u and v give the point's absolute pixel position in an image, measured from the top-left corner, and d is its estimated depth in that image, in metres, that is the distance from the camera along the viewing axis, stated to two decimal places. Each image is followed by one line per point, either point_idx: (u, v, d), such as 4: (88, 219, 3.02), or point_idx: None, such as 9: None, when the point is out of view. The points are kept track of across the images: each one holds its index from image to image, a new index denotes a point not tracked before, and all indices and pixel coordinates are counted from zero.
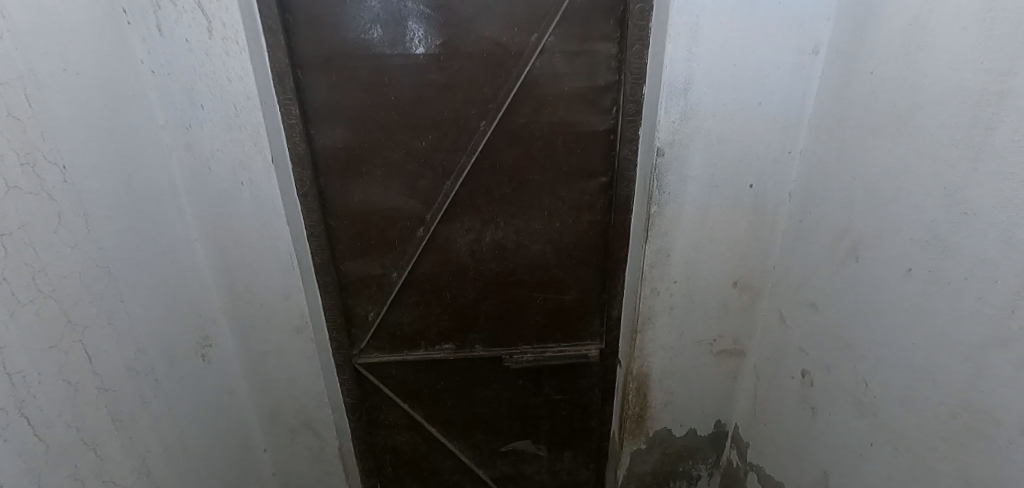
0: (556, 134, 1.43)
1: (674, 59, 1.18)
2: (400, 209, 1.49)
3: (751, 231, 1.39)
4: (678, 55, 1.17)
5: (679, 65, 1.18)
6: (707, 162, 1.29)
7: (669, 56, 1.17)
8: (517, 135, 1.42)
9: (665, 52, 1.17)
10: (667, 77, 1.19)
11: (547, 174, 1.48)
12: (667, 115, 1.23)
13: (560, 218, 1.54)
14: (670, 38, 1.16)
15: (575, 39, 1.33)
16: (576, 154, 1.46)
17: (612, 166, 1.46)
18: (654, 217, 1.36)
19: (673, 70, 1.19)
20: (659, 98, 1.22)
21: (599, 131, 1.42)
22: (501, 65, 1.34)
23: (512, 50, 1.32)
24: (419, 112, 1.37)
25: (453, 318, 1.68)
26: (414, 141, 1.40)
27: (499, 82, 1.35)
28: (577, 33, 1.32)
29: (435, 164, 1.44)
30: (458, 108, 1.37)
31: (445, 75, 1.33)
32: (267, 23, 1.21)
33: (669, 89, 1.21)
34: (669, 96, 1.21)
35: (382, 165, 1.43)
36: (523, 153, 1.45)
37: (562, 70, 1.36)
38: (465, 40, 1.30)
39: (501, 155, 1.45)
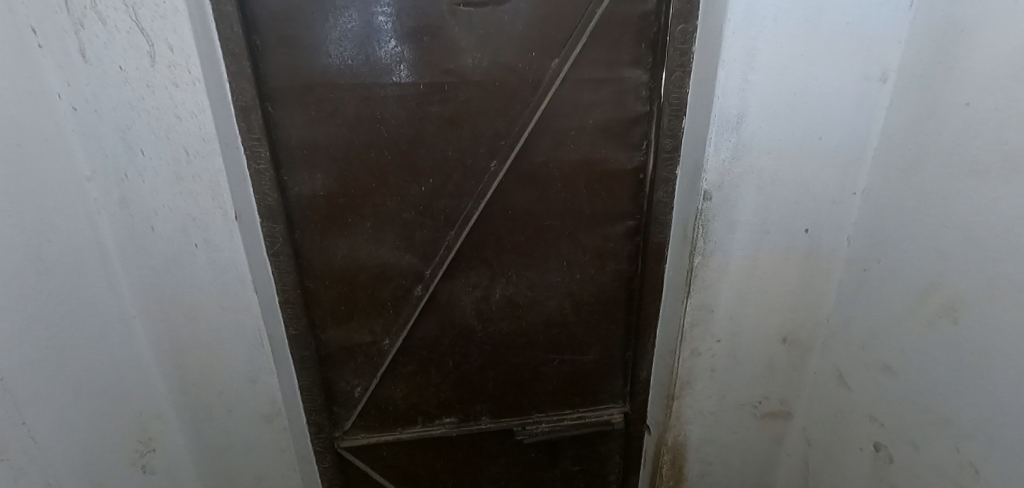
0: (578, 174, 1.23)
1: (727, 90, 1.00)
2: (394, 265, 1.25)
3: (804, 280, 1.22)
4: (731, 85, 1.00)
5: (733, 95, 1.01)
6: (759, 205, 1.12)
7: (721, 85, 1.00)
8: (534, 176, 1.21)
9: (716, 81, 1.00)
10: (717, 109, 1.02)
11: (567, 220, 1.28)
12: (717, 153, 1.06)
13: (581, 269, 1.34)
14: (723, 64, 0.98)
15: (602, 65, 1.14)
16: (601, 196, 1.26)
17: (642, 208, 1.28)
18: (697, 269, 1.17)
19: (725, 101, 1.01)
20: (707, 134, 1.05)
21: (627, 169, 1.24)
22: (516, 96, 1.13)
23: (530, 78, 1.12)
24: (419, 152, 1.14)
25: (455, 388, 1.43)
26: (412, 186, 1.17)
27: (514, 115, 1.14)
28: (604, 59, 1.14)
29: (437, 213, 1.21)
30: (465, 147, 1.16)
31: (451, 109, 1.11)
32: (228, 46, 0.96)
33: (720, 123, 1.03)
34: (719, 131, 1.04)
35: (374, 215, 1.19)
36: (540, 196, 1.24)
37: (587, 100, 1.16)
38: (475, 67, 1.09)
39: (515, 200, 1.23)
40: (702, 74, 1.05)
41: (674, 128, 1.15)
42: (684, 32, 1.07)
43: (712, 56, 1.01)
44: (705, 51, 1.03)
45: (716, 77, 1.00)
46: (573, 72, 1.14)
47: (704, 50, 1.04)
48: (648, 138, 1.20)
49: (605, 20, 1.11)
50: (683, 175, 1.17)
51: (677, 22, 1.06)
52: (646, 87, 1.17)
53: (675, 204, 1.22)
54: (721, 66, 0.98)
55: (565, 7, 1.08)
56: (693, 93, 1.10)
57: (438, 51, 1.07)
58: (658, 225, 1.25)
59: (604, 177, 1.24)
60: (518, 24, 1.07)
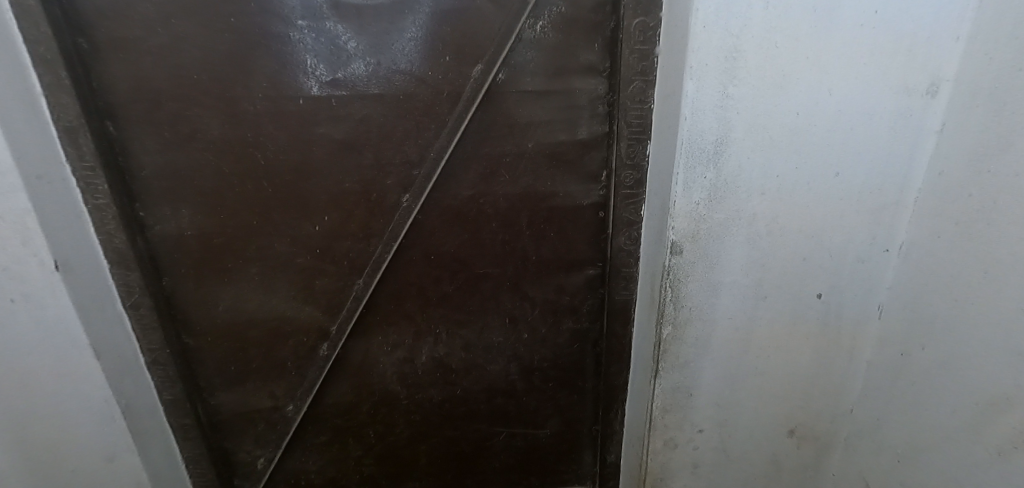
0: (517, 212, 0.96)
1: (698, 107, 0.71)
2: (292, 319, 1.01)
3: (818, 360, 0.90)
4: (705, 100, 0.71)
5: (708, 114, 0.71)
6: (749, 263, 0.82)
7: (690, 101, 0.71)
8: (461, 214, 0.95)
9: (682, 94, 0.71)
10: (685, 134, 0.73)
11: (508, 268, 1.01)
12: (688, 193, 0.77)
13: (529, 328, 1.07)
14: (691, 70, 0.69)
15: (542, 73, 0.87)
16: (550, 239, 0.99)
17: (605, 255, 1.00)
18: (667, 342, 0.88)
19: (697, 123, 0.72)
20: (673, 166, 0.76)
21: (582, 206, 0.96)
22: (429, 113, 0.87)
23: (445, 90, 0.86)
24: (308, 184, 0.90)
25: (381, 462, 1.18)
26: (304, 225, 0.94)
27: (428, 138, 0.89)
28: (545, 64, 0.87)
29: (340, 257, 0.97)
30: (368, 177, 0.91)
31: (344, 130, 0.87)
32: (37, 49, 0.74)
33: (692, 153, 0.74)
34: (690, 164, 0.75)
35: (260, 259, 0.96)
36: (470, 239, 0.98)
37: (525, 118, 0.90)
38: (373, 76, 0.85)
39: (438, 242, 0.98)
40: (667, 85, 0.76)
41: (636, 155, 0.86)
42: (642, 28, 0.78)
43: (677, 60, 0.72)
44: (670, 52, 0.74)
45: (682, 88, 0.71)
46: (502, 82, 0.87)
47: (669, 52, 0.74)
48: (608, 168, 0.92)
49: (543, 14, 0.84)
50: (649, 218, 0.87)
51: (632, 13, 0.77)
52: (603, 100, 0.89)
53: (642, 255, 0.92)
54: (688, 73, 0.69)
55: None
56: (657, 110, 0.81)
57: (324, 57, 0.83)
58: (620, 279, 0.96)
59: (552, 215, 0.97)
60: (425, 20, 0.82)
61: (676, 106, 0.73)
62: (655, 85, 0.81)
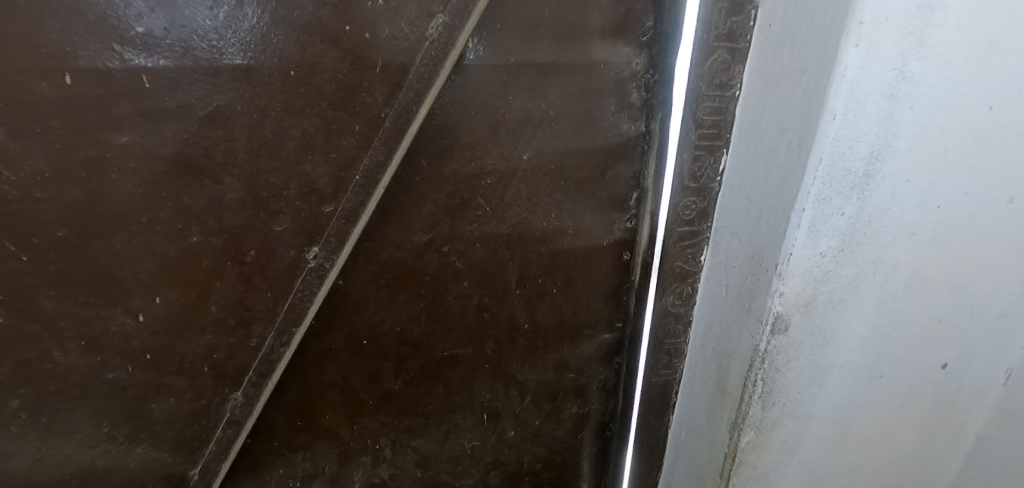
0: (500, 264, 0.60)
1: (857, 97, 0.39)
2: (112, 470, 0.57)
3: (922, 443, 0.66)
4: (870, 84, 0.38)
5: (869, 109, 0.39)
6: (873, 335, 0.53)
7: (845, 86, 0.38)
8: (411, 274, 0.58)
9: (832, 73, 0.38)
10: (827, 144, 0.40)
11: (485, 345, 0.65)
12: (813, 240, 0.45)
13: (515, 422, 0.73)
14: (862, 28, 0.36)
15: (549, 35, 0.51)
16: (550, 296, 0.65)
17: (627, 311, 0.68)
18: (744, 454, 0.58)
19: (851, 125, 0.40)
20: (795, 197, 0.43)
21: (598, 247, 0.63)
22: (349, 103, 0.47)
23: (379, 60, 0.46)
24: (110, 242, 0.46)
25: None
26: (111, 317, 0.49)
27: (350, 150, 0.49)
28: (554, 19, 0.50)
29: (194, 363, 0.54)
30: (239, 222, 0.49)
31: (177, 136, 0.43)
32: None
33: (831, 177, 0.42)
34: (826, 195, 0.43)
35: (20, 387, 0.49)
36: (427, 309, 0.60)
37: (518, 112, 0.53)
38: (231, 28, 0.41)
39: (374, 319, 0.59)
40: (781, 57, 0.44)
41: (704, 173, 0.53)
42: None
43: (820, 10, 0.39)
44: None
45: (833, 60, 0.37)
46: (482, 49, 0.49)
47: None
48: (646, 189, 0.59)
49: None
50: (716, 268, 0.57)
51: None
52: (639, 82, 0.55)
53: (698, 318, 0.61)
54: (849, 35, 0.36)
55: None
56: (747, 102, 0.49)
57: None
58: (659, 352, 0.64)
59: (554, 264, 0.62)
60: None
61: (811, 95, 0.40)
62: (748, 58, 0.48)
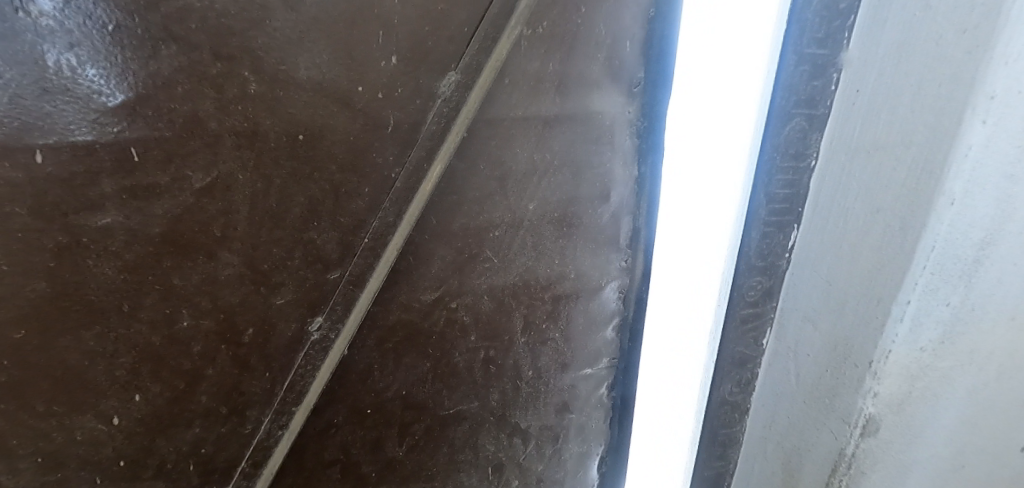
0: (505, 312, 0.59)
1: (977, 179, 0.37)
2: None
3: None
4: (989, 164, 0.36)
5: (985, 194, 0.37)
6: (962, 423, 0.50)
7: (967, 161, 0.36)
8: (417, 336, 0.55)
9: (951, 151, 0.36)
10: (942, 229, 0.38)
11: (490, 397, 0.63)
12: (914, 337, 0.43)
13: (519, 471, 0.71)
14: (992, 103, 0.34)
15: (551, 88, 0.50)
16: (553, 341, 0.64)
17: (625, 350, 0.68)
18: None
19: (971, 207, 0.38)
20: (896, 289, 0.42)
21: (597, 289, 0.63)
22: (359, 166, 0.44)
23: (390, 120, 0.44)
24: (80, 338, 0.39)
25: None
26: (77, 423, 0.41)
27: (357, 212, 0.46)
28: (554, 72, 0.50)
29: (176, 462, 0.47)
30: (236, 300, 0.43)
31: (168, 213, 0.38)
32: None
33: (946, 264, 0.40)
34: (937, 283, 0.41)
35: None
36: (432, 369, 0.58)
37: (524, 164, 0.52)
38: (235, 92, 0.37)
39: (378, 388, 0.55)
40: (875, 129, 0.43)
41: (772, 251, 0.55)
42: (826, 12, 0.44)
43: (936, 82, 0.37)
44: (894, 64, 0.41)
45: (953, 138, 0.36)
46: (488, 105, 0.48)
47: (878, 69, 0.43)
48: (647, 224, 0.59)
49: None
50: (787, 352, 0.58)
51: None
52: (631, 129, 0.54)
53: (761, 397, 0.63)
54: (977, 110, 0.35)
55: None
56: (823, 174, 0.50)
57: (134, 43, 0.34)
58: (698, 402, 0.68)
59: (556, 309, 0.62)
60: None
61: (918, 179, 0.39)
62: (825, 125, 0.49)
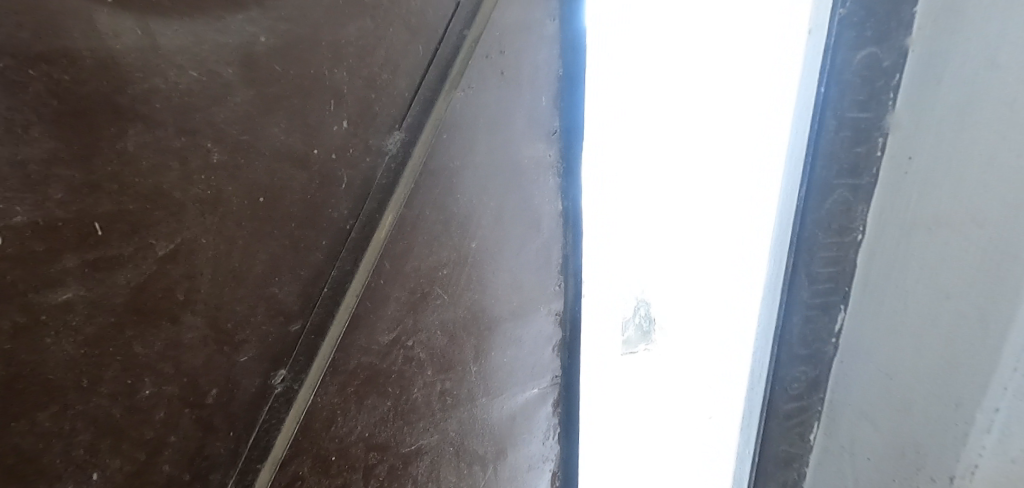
0: (462, 341, 0.64)
1: None
2: None
3: None
4: None
5: None
6: None
7: None
8: (383, 370, 0.58)
9: None
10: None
11: (449, 428, 0.67)
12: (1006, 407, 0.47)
13: None
14: None
15: (481, 139, 0.56)
16: (502, 367, 0.69)
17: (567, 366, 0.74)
18: None
19: None
20: (982, 363, 0.48)
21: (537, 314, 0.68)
22: (317, 221, 0.47)
23: (344, 178, 0.48)
24: (35, 420, 0.38)
25: None
26: None
27: (318, 262, 0.49)
28: (482, 126, 0.55)
29: None
30: (200, 362, 0.44)
31: (131, 282, 0.39)
32: None
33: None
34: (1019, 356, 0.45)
35: None
36: (401, 399, 0.61)
37: (464, 208, 0.58)
38: (199, 162, 0.40)
39: (347, 427, 0.57)
40: (934, 204, 0.52)
41: (818, 323, 0.64)
42: (869, 72, 0.54)
43: (1015, 180, 0.44)
44: (957, 126, 0.49)
45: None
46: (429, 158, 0.53)
47: (932, 144, 0.52)
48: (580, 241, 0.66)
49: (501, 44, 0.54)
50: (845, 428, 0.65)
51: (855, 50, 0.54)
52: (553, 172, 0.61)
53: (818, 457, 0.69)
54: None
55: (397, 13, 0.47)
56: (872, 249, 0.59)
57: (104, 127, 0.36)
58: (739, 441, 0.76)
59: (502, 337, 0.67)
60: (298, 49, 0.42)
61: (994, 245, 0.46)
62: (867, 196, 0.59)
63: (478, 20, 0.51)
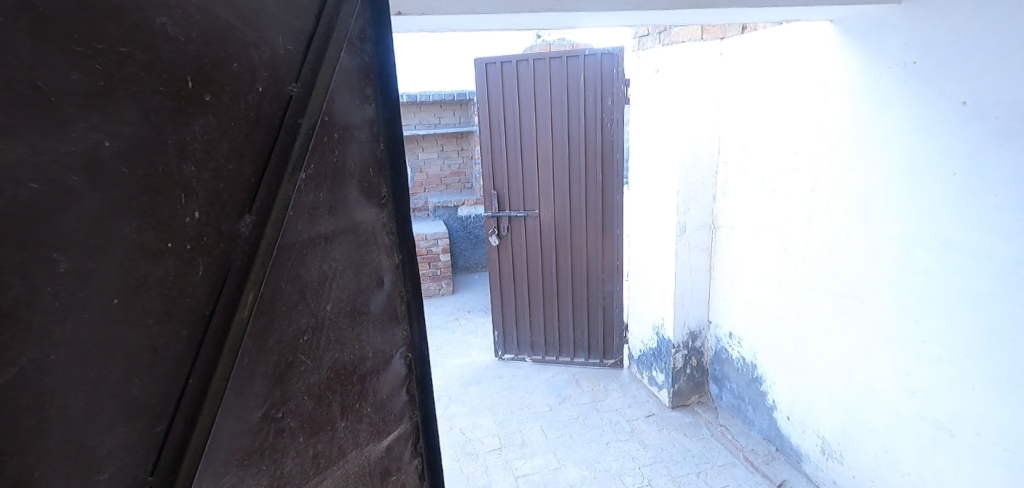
0: (315, 348, 0.94)
1: None
2: None
3: None
4: None
5: None
6: None
7: None
8: (267, 379, 0.84)
9: None
10: None
11: (324, 379, 0.97)
12: None
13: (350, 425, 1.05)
14: None
15: (324, 175, 0.92)
16: (355, 325, 1.04)
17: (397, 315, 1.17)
18: None
19: None
20: None
21: (375, 284, 1.09)
22: (167, 236, 0.66)
23: (193, 202, 0.69)
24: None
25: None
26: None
27: (192, 281, 0.70)
28: (323, 169, 0.92)
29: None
30: (77, 364, 0.58)
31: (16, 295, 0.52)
32: None
33: None
34: None
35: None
36: (290, 410, 0.90)
37: (315, 219, 0.91)
38: (56, 201, 0.55)
39: (243, 422, 0.81)
40: None
41: None
42: None
43: None
44: None
45: None
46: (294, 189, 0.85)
47: None
48: (396, 281, 1.16)
49: (327, 131, 0.92)
50: None
51: None
52: (369, 193, 1.06)
53: None
54: None
55: (230, 91, 0.74)
56: None
57: None
58: None
59: (352, 307, 1.02)
60: (148, 120, 0.63)
61: None
62: None
63: (309, 106, 0.87)
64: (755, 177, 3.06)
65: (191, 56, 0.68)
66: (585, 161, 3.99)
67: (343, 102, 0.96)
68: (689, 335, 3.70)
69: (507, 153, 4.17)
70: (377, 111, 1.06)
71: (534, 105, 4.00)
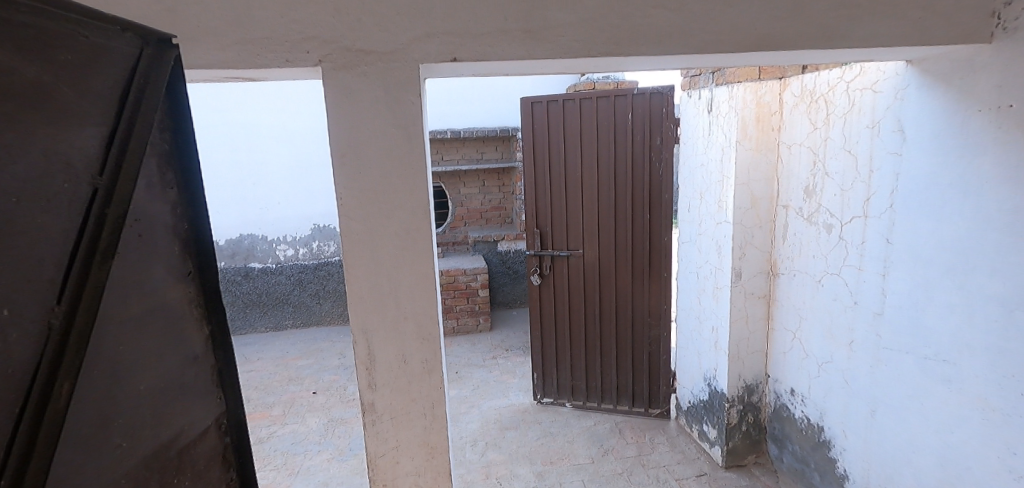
0: (124, 414, 1.03)
1: None
2: None
3: None
4: None
5: None
6: None
7: None
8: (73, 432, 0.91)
9: None
10: None
11: (132, 393, 1.05)
12: None
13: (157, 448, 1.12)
14: None
15: (131, 220, 1.07)
16: (166, 348, 1.17)
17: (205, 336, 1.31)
18: None
19: None
20: None
21: (184, 313, 1.24)
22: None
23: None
24: None
25: None
26: None
27: (20, 321, 0.84)
28: (133, 221, 1.08)
29: None
30: None
31: None
32: None
33: None
34: None
35: None
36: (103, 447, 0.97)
37: (127, 258, 1.06)
38: None
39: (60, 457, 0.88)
40: None
41: None
42: None
43: None
44: None
45: None
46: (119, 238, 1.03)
47: None
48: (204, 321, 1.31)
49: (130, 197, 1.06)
50: None
51: None
52: (175, 238, 1.22)
53: None
54: None
55: (47, 164, 0.89)
56: None
57: None
58: None
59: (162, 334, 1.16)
60: None
61: None
62: None
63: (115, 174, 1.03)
64: (819, 223, 2.86)
65: (17, 124, 0.83)
66: (631, 200, 3.88)
67: (143, 169, 1.12)
68: (745, 389, 3.44)
69: (552, 192, 4.12)
70: (177, 164, 1.23)
71: (580, 144, 3.95)
